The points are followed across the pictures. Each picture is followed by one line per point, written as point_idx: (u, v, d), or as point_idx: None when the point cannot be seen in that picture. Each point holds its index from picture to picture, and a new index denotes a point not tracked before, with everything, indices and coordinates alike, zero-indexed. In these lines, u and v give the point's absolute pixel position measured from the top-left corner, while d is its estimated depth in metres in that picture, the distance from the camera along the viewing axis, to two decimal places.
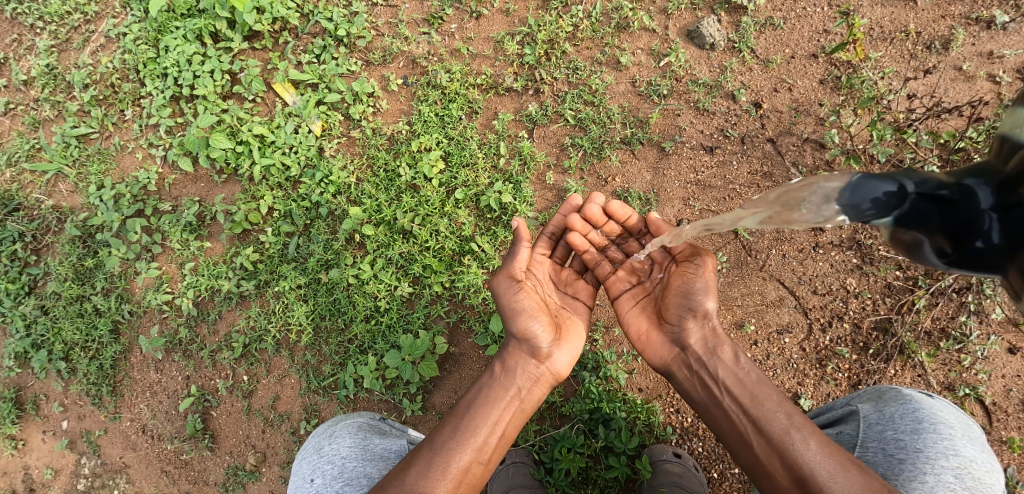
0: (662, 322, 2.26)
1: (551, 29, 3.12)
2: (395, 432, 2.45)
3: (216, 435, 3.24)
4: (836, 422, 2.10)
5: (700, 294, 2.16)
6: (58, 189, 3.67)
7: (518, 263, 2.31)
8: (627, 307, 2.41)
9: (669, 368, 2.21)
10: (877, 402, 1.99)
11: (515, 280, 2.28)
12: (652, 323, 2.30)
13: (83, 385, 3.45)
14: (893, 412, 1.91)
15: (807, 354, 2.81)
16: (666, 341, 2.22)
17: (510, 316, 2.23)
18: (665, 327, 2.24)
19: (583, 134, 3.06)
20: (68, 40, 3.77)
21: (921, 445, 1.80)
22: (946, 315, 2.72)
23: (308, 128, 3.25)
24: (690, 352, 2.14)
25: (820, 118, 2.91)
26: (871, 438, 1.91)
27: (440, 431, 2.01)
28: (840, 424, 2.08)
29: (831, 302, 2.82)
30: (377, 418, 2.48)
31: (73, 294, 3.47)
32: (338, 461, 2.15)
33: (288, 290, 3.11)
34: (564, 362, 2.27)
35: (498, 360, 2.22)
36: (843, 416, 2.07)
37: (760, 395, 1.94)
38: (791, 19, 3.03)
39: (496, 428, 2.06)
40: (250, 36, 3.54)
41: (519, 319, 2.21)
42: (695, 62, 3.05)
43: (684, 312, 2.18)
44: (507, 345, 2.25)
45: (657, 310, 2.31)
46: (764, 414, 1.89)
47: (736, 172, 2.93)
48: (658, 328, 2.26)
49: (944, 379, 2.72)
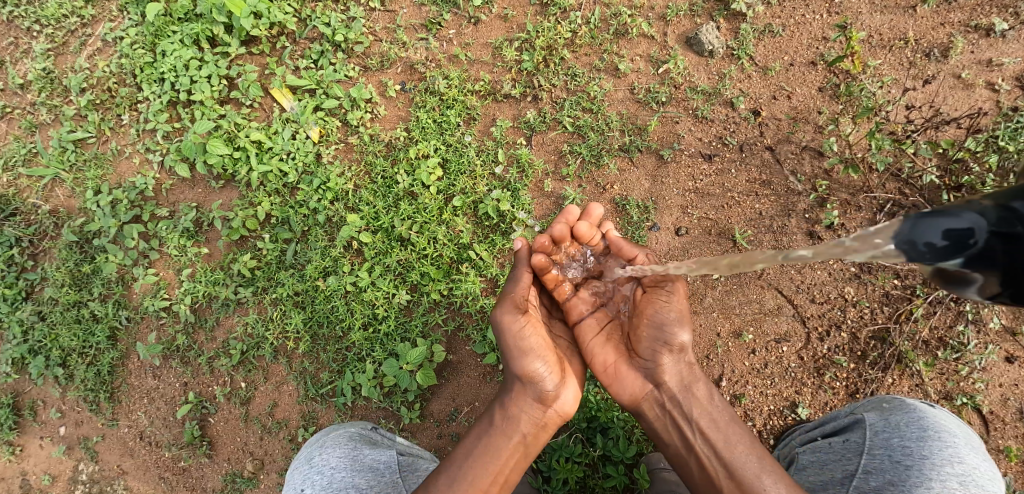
0: (633, 355, 2.24)
1: (549, 36, 3.12)
2: (386, 442, 2.46)
3: (213, 443, 3.23)
4: (841, 431, 2.14)
5: (675, 327, 2.17)
6: (54, 194, 3.65)
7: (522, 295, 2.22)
8: (592, 337, 2.35)
9: (638, 403, 2.19)
10: (882, 412, 2.03)
11: (519, 312, 2.18)
12: (621, 355, 2.27)
13: (80, 391, 3.44)
14: (899, 420, 1.94)
15: (805, 363, 2.81)
16: (638, 376, 2.19)
17: (513, 356, 2.13)
18: (636, 360, 2.22)
19: (582, 141, 3.05)
20: (65, 44, 3.76)
21: (926, 451, 1.79)
22: (943, 324, 2.73)
23: (305, 134, 3.24)
24: (665, 390, 2.14)
25: (819, 126, 2.91)
26: (877, 446, 1.92)
27: (439, 482, 1.97)
28: (846, 432, 2.12)
29: (829, 311, 2.82)
30: (368, 427, 2.49)
31: (70, 299, 3.46)
32: (328, 471, 2.15)
33: (285, 297, 3.11)
34: (570, 400, 2.21)
35: (498, 405, 2.13)
36: (849, 425, 2.11)
37: (731, 439, 1.98)
38: (790, 26, 3.03)
39: (497, 478, 2.03)
40: (247, 42, 3.53)
41: (523, 359, 2.12)
42: (693, 69, 3.04)
43: (658, 346, 2.17)
44: (509, 387, 2.16)
45: (628, 341, 2.29)
46: (735, 460, 1.93)
47: (735, 180, 2.93)
48: (629, 361, 2.25)
49: (941, 388, 2.72)
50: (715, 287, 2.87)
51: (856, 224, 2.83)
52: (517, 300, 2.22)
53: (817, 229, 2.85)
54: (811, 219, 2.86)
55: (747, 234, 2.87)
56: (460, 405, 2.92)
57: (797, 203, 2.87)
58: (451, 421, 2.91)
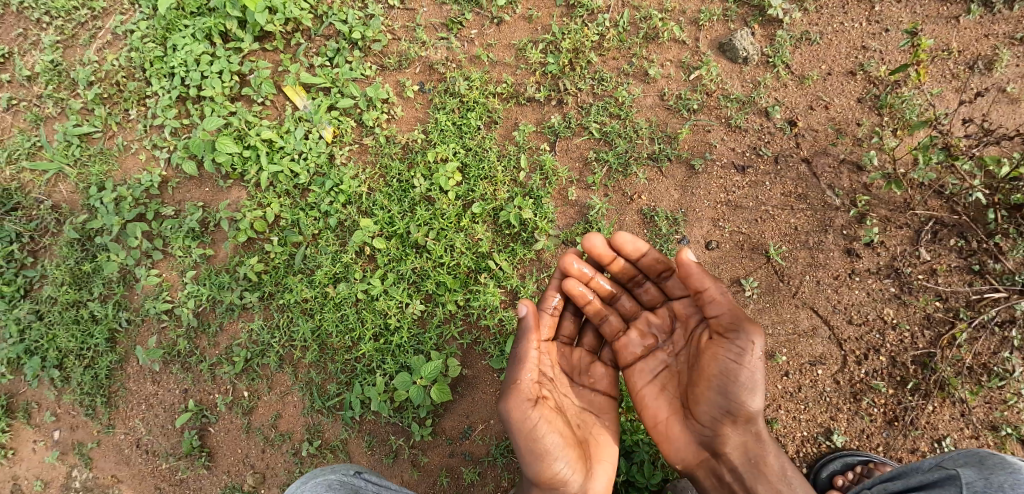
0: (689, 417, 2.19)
1: (576, 38, 2.99)
2: (369, 488, 2.32)
3: (213, 453, 3.09)
4: (930, 484, 1.88)
5: (746, 393, 2.04)
6: (58, 189, 3.52)
7: (527, 382, 2.15)
8: (649, 395, 2.34)
9: (691, 469, 2.22)
10: (980, 467, 1.75)
11: (529, 405, 2.09)
12: (674, 412, 2.25)
13: (76, 395, 3.30)
14: (1002, 481, 1.65)
15: (840, 387, 2.66)
16: (692, 441, 2.19)
17: (532, 460, 2.05)
18: (690, 422, 2.19)
19: (609, 148, 2.92)
20: (74, 36, 3.63)
21: None
22: (987, 350, 2.58)
23: (318, 134, 3.11)
24: (723, 459, 2.11)
25: (858, 138, 2.77)
26: None
27: None
28: (936, 488, 1.84)
29: (867, 333, 2.67)
30: (351, 472, 2.34)
31: (69, 299, 3.33)
32: None
33: (293, 304, 2.97)
34: (603, 485, 2.20)
35: None
36: (941, 480, 1.83)
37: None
38: (828, 34, 2.89)
39: None
40: (262, 37, 3.41)
41: (541, 464, 2.04)
42: (727, 76, 2.91)
43: (719, 415, 2.10)
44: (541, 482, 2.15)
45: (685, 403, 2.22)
46: None
47: (770, 193, 2.79)
48: (682, 419, 2.23)
49: (985, 418, 2.58)
50: (746, 304, 2.73)
51: (896, 242, 2.69)
52: (525, 389, 2.13)
53: (855, 247, 2.70)
54: (849, 236, 2.71)
55: (782, 250, 2.73)
56: (474, 423, 2.78)
57: (834, 218, 2.73)
58: (463, 439, 2.78)
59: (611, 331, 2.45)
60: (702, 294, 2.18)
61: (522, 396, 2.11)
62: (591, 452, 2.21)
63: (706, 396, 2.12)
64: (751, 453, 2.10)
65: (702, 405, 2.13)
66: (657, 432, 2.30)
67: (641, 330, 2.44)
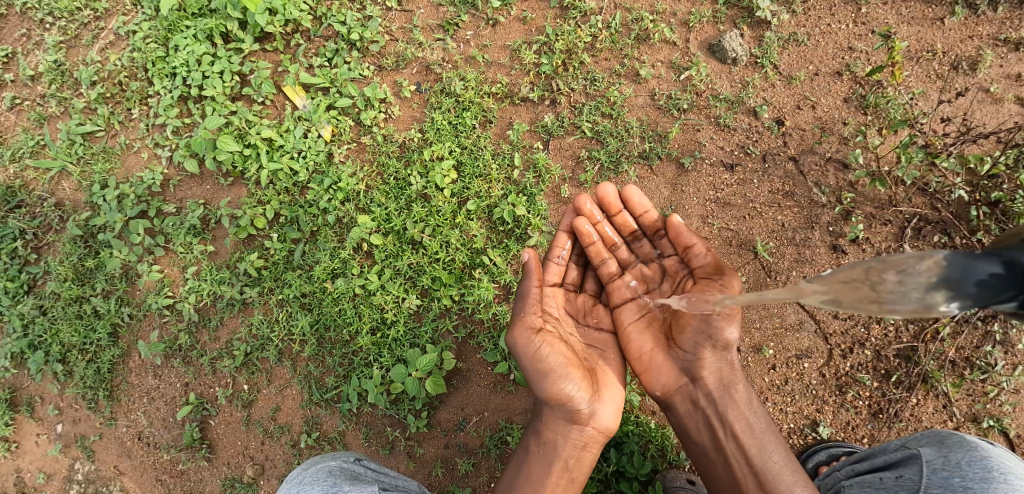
0: (671, 348, 2.28)
1: (569, 39, 3.06)
2: (368, 475, 2.37)
3: (213, 446, 3.16)
4: (891, 464, 1.99)
5: (725, 320, 2.14)
6: (61, 187, 3.58)
7: (532, 312, 2.23)
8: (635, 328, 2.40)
9: (670, 396, 2.28)
10: (939, 446, 1.87)
11: (533, 333, 2.17)
12: (658, 345, 2.32)
13: (79, 389, 3.36)
14: (960, 459, 1.77)
15: (826, 380, 2.73)
16: (674, 367, 2.25)
17: (540, 378, 2.13)
18: (674, 352, 2.26)
19: (601, 147, 2.98)
20: (77, 37, 3.69)
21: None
22: (970, 344, 2.64)
23: (317, 133, 3.17)
24: (700, 385, 2.21)
25: (844, 137, 2.84)
26: (935, 485, 1.76)
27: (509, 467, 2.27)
28: (899, 467, 1.95)
29: (852, 327, 2.73)
30: (351, 460, 2.41)
31: (72, 295, 3.39)
32: None
33: (292, 298, 3.04)
34: (609, 416, 2.22)
35: (536, 433, 2.24)
36: (903, 460, 1.95)
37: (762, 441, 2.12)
38: (815, 36, 2.96)
39: (564, 473, 2.20)
40: (262, 38, 3.48)
41: (547, 382, 2.12)
42: (716, 76, 2.97)
43: (701, 341, 2.19)
44: (545, 409, 2.20)
45: (668, 336, 2.31)
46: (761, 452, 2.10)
47: (757, 191, 2.85)
48: (666, 351, 2.29)
49: (968, 410, 2.64)
50: None
51: (881, 239, 2.75)
52: (530, 320, 2.21)
53: (840, 243, 2.77)
54: (835, 232, 2.78)
55: (769, 246, 2.80)
56: (469, 415, 2.85)
57: (820, 215, 2.80)
58: (458, 431, 2.85)
59: (610, 275, 2.52)
60: (690, 248, 2.39)
61: (526, 325, 2.18)
62: (595, 375, 2.27)
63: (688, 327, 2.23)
64: (727, 381, 2.20)
65: (685, 335, 2.23)
66: (641, 364, 2.33)
67: (637, 279, 2.53)
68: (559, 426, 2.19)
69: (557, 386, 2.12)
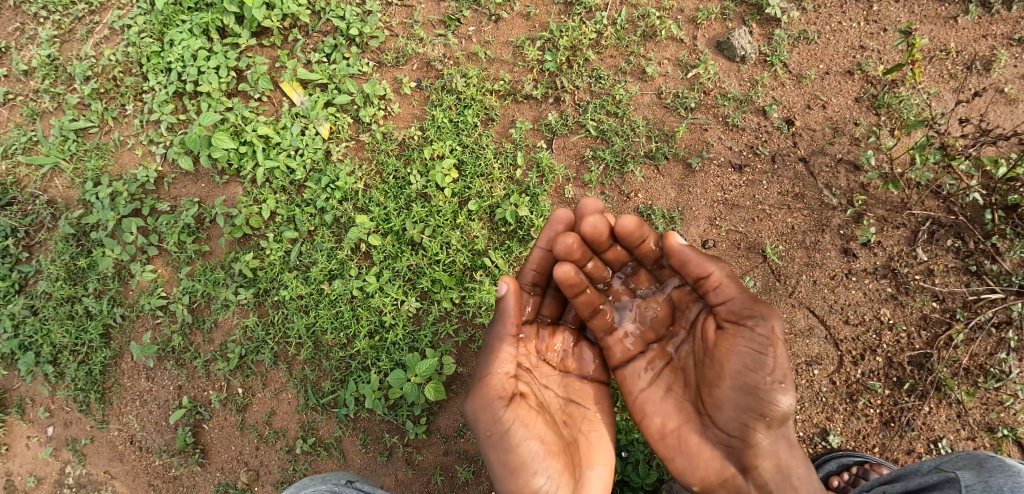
0: (704, 418, 1.98)
1: (574, 36, 2.98)
2: None
3: (207, 450, 3.08)
4: (925, 487, 1.88)
5: (759, 383, 1.85)
6: (53, 184, 3.50)
7: (499, 368, 2.04)
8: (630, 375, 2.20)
9: (714, 488, 1.90)
10: (978, 470, 1.75)
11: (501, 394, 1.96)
12: (685, 418, 2.01)
13: (70, 391, 3.29)
14: (1001, 484, 1.65)
15: (836, 387, 2.65)
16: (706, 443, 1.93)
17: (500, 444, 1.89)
18: (705, 427, 1.96)
19: (606, 146, 2.91)
20: (71, 31, 3.61)
21: None
22: (984, 351, 2.57)
23: (315, 130, 3.09)
24: (735, 467, 1.86)
25: (856, 138, 2.76)
26: None
27: None
28: (933, 490, 1.84)
29: (863, 333, 2.66)
30: (342, 482, 2.43)
31: (64, 295, 3.31)
32: None
33: (288, 300, 2.96)
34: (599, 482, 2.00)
35: None
36: (937, 483, 1.83)
37: None
38: (826, 34, 2.88)
39: None
40: (259, 33, 3.40)
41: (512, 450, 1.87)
42: (724, 75, 2.90)
43: (744, 418, 1.86)
44: None
45: (698, 404, 2.01)
46: None
47: (766, 192, 2.78)
48: (698, 427, 1.98)
49: (982, 419, 2.57)
50: None
51: (893, 242, 2.68)
52: (497, 378, 2.02)
53: (852, 246, 2.70)
54: (846, 235, 2.71)
55: (778, 249, 2.73)
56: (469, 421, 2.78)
57: (831, 218, 2.72)
58: (458, 437, 2.78)
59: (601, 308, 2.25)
60: (705, 280, 2.06)
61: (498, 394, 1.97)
62: (578, 455, 2.01)
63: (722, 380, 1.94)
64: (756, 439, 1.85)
65: (725, 409, 1.91)
66: (664, 441, 2.03)
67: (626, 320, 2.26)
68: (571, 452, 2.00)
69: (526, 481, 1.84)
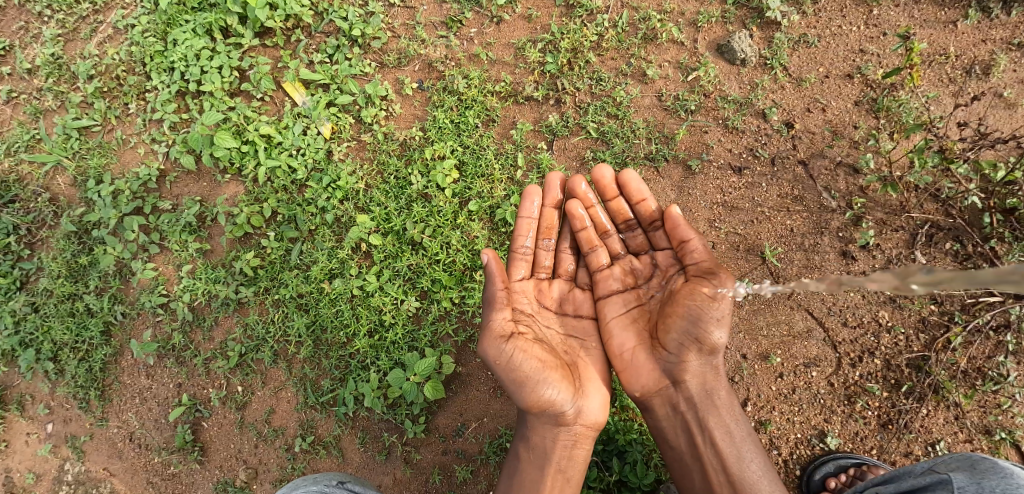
0: (655, 345, 2.18)
1: (575, 38, 3.00)
2: None
3: (206, 448, 3.09)
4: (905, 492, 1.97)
5: (713, 323, 2.05)
6: (55, 182, 3.51)
7: (620, 347, 2.25)
8: (619, 325, 2.28)
9: (650, 397, 2.21)
10: None
11: (624, 327, 2.27)
12: (642, 342, 2.22)
13: (70, 388, 3.29)
14: None
15: (834, 389, 2.67)
16: (656, 367, 2.17)
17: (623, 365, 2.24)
18: (657, 353, 2.17)
19: (606, 148, 2.93)
20: (75, 30, 3.61)
21: None
22: (982, 353, 2.58)
23: (316, 130, 3.11)
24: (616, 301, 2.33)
25: (855, 141, 2.77)
26: None
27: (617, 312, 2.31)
28: None
29: (862, 336, 2.67)
30: (334, 483, 2.45)
31: (65, 292, 3.32)
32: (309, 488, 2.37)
33: (288, 299, 2.98)
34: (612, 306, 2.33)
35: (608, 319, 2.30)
36: None
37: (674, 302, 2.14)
38: (826, 38, 2.90)
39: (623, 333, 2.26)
40: (262, 33, 3.41)
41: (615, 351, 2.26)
42: (725, 78, 2.92)
43: (687, 343, 2.09)
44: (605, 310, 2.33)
45: (651, 331, 2.21)
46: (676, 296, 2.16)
47: (766, 195, 2.79)
48: (650, 349, 2.19)
49: (979, 421, 2.57)
50: (741, 305, 2.74)
51: (891, 245, 2.69)
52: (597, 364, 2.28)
53: (850, 249, 2.71)
54: (845, 238, 2.72)
55: (777, 251, 2.74)
56: (468, 420, 2.79)
57: (830, 221, 2.73)
58: (457, 436, 2.79)
59: (616, 236, 2.46)
60: (685, 242, 2.22)
61: (495, 334, 2.07)
62: (578, 371, 2.21)
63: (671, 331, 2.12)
64: (709, 386, 2.15)
65: (616, 337, 2.26)
66: (621, 362, 2.24)
67: (624, 266, 2.40)
68: (542, 431, 2.17)
69: (534, 392, 2.05)
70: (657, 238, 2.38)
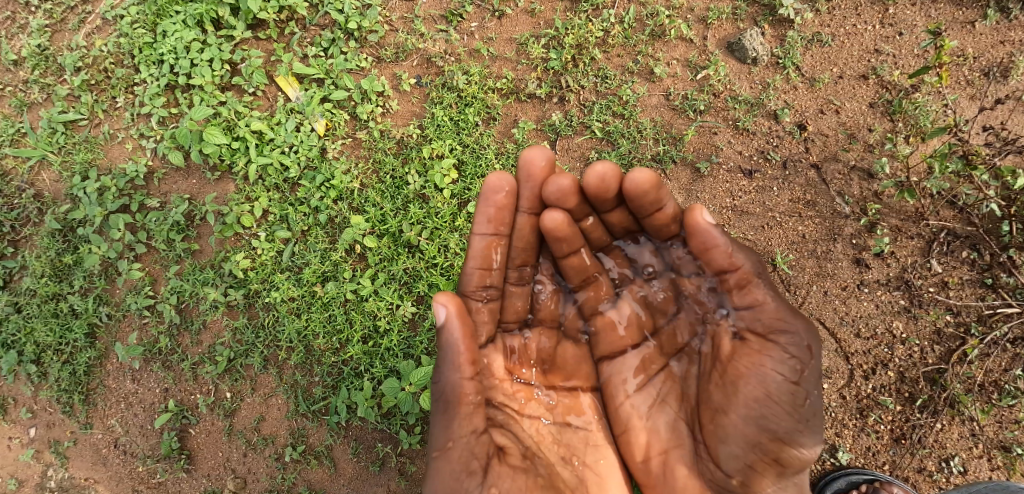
0: (699, 453, 1.77)
1: (580, 34, 2.88)
2: None
3: (193, 456, 2.98)
4: None
5: (793, 433, 1.61)
6: (40, 178, 3.38)
7: (647, 439, 1.88)
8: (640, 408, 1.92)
9: None
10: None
11: (644, 413, 1.91)
12: (677, 442, 1.82)
13: (53, 391, 3.17)
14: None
15: (846, 402, 2.58)
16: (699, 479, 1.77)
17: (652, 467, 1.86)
18: (704, 464, 1.75)
19: (611, 148, 2.82)
20: (63, 20, 3.48)
21: None
22: (998, 367, 2.48)
23: (310, 126, 2.99)
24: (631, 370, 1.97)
25: (870, 144, 2.66)
26: None
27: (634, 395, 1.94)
28: None
29: (874, 347, 2.57)
30: None
31: (49, 292, 3.19)
32: None
33: (279, 302, 2.86)
34: (627, 379, 1.96)
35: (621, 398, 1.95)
36: None
37: (727, 387, 1.69)
38: (840, 36, 2.79)
39: (647, 422, 1.90)
40: (254, 26, 3.28)
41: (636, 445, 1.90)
42: (735, 77, 2.81)
43: (750, 460, 1.65)
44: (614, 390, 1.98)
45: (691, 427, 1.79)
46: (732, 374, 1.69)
47: (777, 199, 2.69)
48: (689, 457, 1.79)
49: (995, 436, 2.48)
50: None
51: (907, 253, 2.59)
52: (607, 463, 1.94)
53: (864, 257, 2.61)
54: (859, 245, 2.62)
55: (788, 258, 2.64)
56: None
57: (843, 227, 2.63)
58: None
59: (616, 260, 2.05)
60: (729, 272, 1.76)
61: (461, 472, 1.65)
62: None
63: (726, 438, 1.67)
64: None
65: (638, 423, 1.91)
66: (647, 464, 1.88)
67: (634, 315, 2.00)
68: None
69: None
70: (682, 262, 1.91)
